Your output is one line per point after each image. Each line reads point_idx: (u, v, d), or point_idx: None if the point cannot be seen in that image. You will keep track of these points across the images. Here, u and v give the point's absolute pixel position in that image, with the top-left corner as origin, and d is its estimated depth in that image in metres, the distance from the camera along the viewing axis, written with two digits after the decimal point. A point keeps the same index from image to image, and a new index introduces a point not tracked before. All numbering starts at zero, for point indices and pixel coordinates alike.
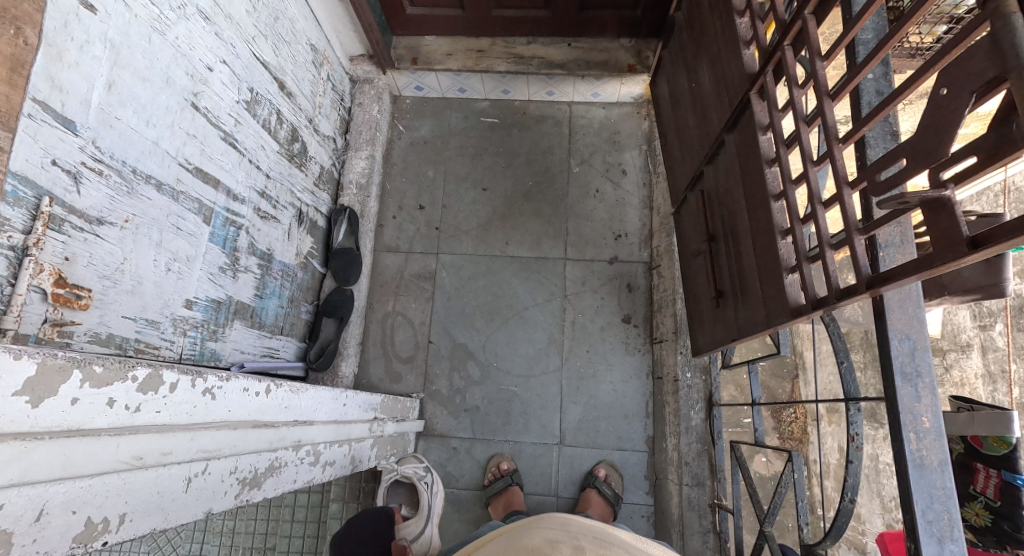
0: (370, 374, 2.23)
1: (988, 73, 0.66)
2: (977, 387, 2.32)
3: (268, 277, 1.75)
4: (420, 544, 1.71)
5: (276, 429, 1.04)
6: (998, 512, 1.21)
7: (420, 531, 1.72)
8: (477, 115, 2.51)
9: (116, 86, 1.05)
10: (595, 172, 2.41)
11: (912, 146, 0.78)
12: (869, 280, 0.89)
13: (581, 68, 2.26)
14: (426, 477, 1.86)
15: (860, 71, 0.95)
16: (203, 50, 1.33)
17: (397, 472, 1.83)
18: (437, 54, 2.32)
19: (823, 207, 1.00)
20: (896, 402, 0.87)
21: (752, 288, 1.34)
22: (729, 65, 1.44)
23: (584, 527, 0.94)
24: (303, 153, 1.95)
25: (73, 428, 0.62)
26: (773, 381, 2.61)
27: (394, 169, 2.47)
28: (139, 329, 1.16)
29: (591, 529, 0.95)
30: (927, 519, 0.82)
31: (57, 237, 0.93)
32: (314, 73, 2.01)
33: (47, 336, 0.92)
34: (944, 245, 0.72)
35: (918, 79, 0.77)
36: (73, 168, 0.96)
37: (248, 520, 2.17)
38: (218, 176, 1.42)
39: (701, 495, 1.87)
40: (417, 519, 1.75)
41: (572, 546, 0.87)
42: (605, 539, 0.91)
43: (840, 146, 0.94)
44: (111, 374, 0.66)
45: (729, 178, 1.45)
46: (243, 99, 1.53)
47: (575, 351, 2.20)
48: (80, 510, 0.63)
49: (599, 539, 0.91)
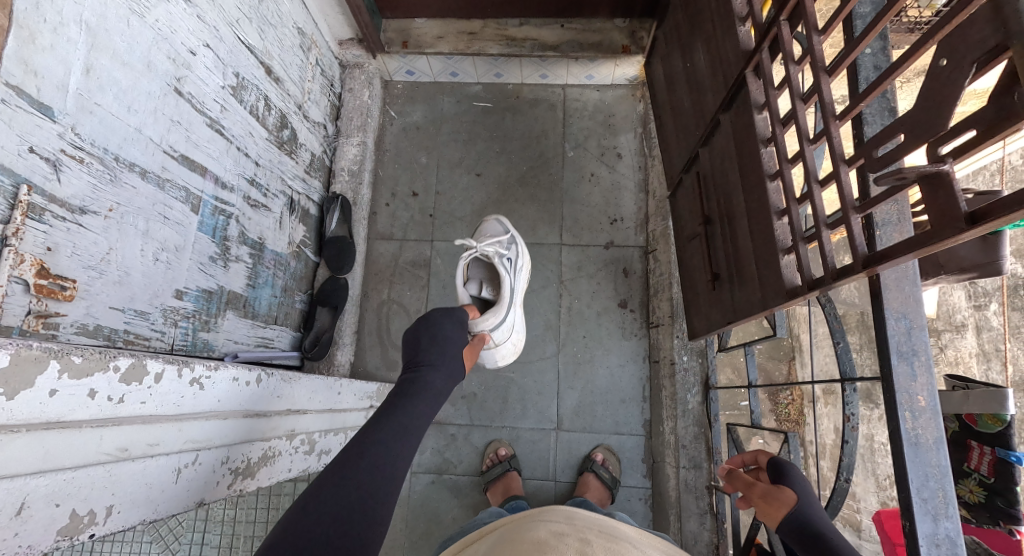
0: (367, 362, 2.22)
1: (989, 42, 0.64)
2: (972, 366, 2.33)
3: (260, 266, 1.72)
4: (498, 328, 1.66)
5: (268, 419, 1.04)
6: (991, 488, 1.22)
7: (498, 322, 1.63)
8: (470, 99, 2.47)
9: (94, 69, 1.02)
10: (590, 156, 2.39)
11: (910, 121, 0.77)
12: (865, 259, 0.88)
13: (574, 50, 2.23)
14: (508, 255, 1.66)
15: (857, 46, 0.93)
16: (185, 33, 1.29)
17: (479, 252, 1.60)
18: (428, 37, 2.27)
19: (820, 186, 0.99)
20: (892, 381, 0.87)
21: (748, 270, 1.33)
22: (724, 44, 1.42)
23: (590, 524, 0.96)
24: (292, 139, 1.91)
25: (52, 420, 0.61)
26: (770, 363, 2.62)
27: (386, 155, 2.44)
28: (128, 320, 1.14)
29: (597, 525, 0.97)
30: (922, 497, 0.82)
31: (38, 227, 0.91)
32: (303, 58, 1.96)
33: (31, 328, 0.90)
34: (942, 221, 0.71)
35: (916, 52, 0.75)
36: (52, 156, 0.94)
37: (249, 509, 2.18)
38: (205, 163, 1.39)
39: (698, 478, 1.89)
40: (497, 306, 1.62)
41: (579, 536, 0.87)
42: (611, 534, 0.93)
43: (837, 123, 0.92)
44: (91, 365, 0.65)
45: (725, 159, 1.44)
46: (228, 84, 1.50)
47: (571, 336, 2.19)
48: (64, 502, 0.63)
49: (604, 533, 0.92)
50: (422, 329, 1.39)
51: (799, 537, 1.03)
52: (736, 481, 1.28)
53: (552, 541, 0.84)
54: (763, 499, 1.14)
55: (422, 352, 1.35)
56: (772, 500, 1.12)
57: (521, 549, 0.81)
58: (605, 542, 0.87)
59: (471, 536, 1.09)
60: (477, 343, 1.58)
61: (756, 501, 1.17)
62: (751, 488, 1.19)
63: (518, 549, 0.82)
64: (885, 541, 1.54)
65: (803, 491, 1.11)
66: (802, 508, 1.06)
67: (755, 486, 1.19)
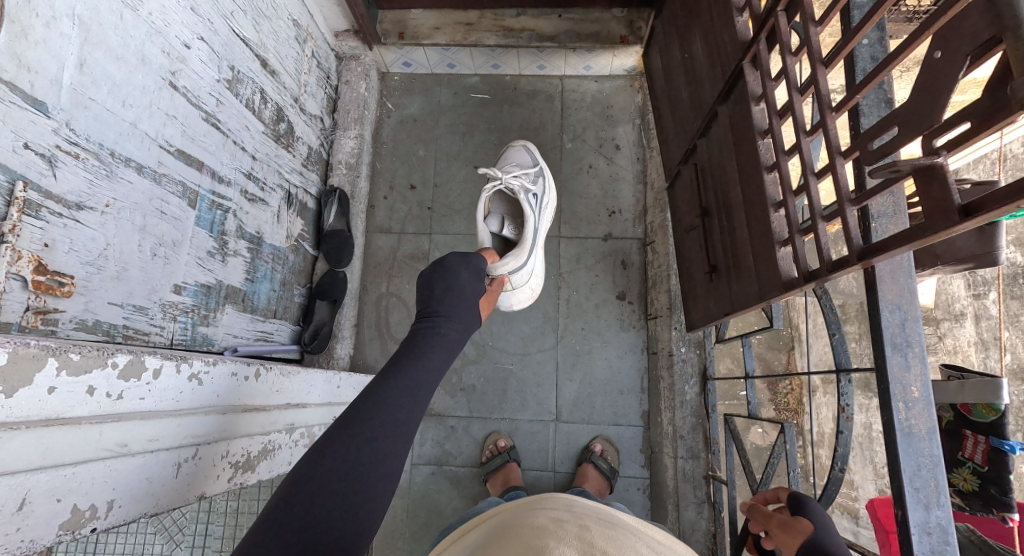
0: (366, 355, 2.23)
1: (983, 34, 0.64)
2: (970, 355, 2.33)
3: (259, 260, 1.73)
4: (518, 272, 1.65)
5: (267, 413, 1.05)
6: (985, 476, 1.23)
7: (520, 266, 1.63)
8: (467, 91, 2.46)
9: (87, 64, 1.01)
10: (588, 148, 2.38)
11: (905, 113, 0.77)
12: (861, 251, 0.88)
13: (572, 40, 2.21)
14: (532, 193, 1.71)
15: (853, 37, 0.92)
16: (179, 26, 1.28)
17: (503, 183, 1.65)
18: (425, 28, 2.25)
19: (816, 178, 0.99)
20: (886, 372, 0.87)
21: (745, 263, 1.33)
22: (721, 34, 1.41)
23: (588, 512, 0.97)
24: (289, 133, 1.91)
25: (52, 416, 0.62)
26: (769, 353, 2.63)
27: (384, 148, 2.43)
28: (127, 315, 1.14)
29: (596, 514, 0.98)
30: (914, 486, 0.83)
31: (35, 223, 0.91)
32: (298, 50, 1.95)
33: (30, 324, 0.91)
34: (938, 213, 0.71)
35: (912, 44, 0.75)
36: (47, 151, 0.94)
37: (251, 501, 2.21)
38: (201, 158, 1.39)
39: (696, 467, 1.91)
40: (518, 248, 1.61)
41: (577, 522, 0.89)
42: (611, 523, 0.94)
43: (832, 115, 0.92)
44: (89, 362, 0.66)
45: (722, 151, 1.43)
46: (224, 78, 1.49)
47: (570, 328, 2.20)
48: (66, 498, 0.64)
49: (603, 521, 0.93)
50: (436, 273, 1.34)
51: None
52: (756, 515, 1.26)
53: (552, 528, 0.85)
54: (782, 531, 1.14)
55: (435, 301, 1.30)
56: (790, 530, 1.12)
57: (521, 536, 0.82)
58: (602, 527, 0.88)
59: (470, 523, 1.10)
60: (495, 287, 1.58)
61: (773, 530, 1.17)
62: (771, 521, 1.19)
63: (518, 535, 0.82)
64: (879, 528, 1.56)
65: (822, 522, 1.10)
66: (819, 534, 1.06)
67: (774, 519, 1.19)
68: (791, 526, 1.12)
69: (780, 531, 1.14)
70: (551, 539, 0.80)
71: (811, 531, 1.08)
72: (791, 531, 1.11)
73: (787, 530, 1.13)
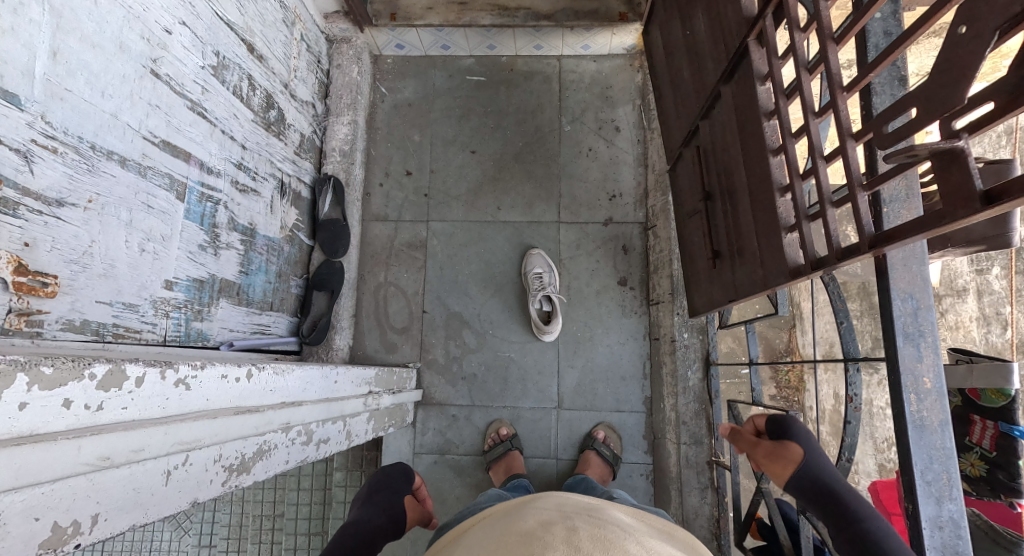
0: (365, 345, 2.21)
1: (1013, 7, 0.59)
2: (971, 330, 2.30)
3: (253, 252, 1.69)
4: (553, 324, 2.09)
5: (262, 414, 1.03)
6: (992, 462, 1.22)
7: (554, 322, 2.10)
8: (462, 73, 2.39)
9: (61, 52, 0.96)
10: (587, 130, 2.32)
11: (920, 94, 0.73)
12: (872, 239, 0.84)
13: (570, 19, 2.13)
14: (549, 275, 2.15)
15: (869, 10, 0.87)
16: (157, 11, 1.22)
17: (541, 270, 2.11)
18: (417, 9, 2.17)
19: (825, 162, 0.94)
20: (898, 362, 0.84)
21: (750, 248, 1.30)
22: (726, 9, 1.34)
23: (579, 510, 0.95)
24: (280, 120, 1.85)
25: (25, 433, 0.60)
26: (771, 333, 2.62)
27: (378, 134, 2.37)
28: (116, 313, 1.11)
29: (585, 509, 0.97)
30: (926, 479, 0.81)
31: (13, 222, 0.88)
32: (286, 33, 1.88)
33: (14, 326, 0.89)
34: (955, 202, 0.67)
35: (932, 16, 0.70)
36: (22, 147, 0.90)
37: (257, 489, 2.21)
38: (188, 148, 1.34)
39: (699, 453, 1.91)
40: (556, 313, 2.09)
41: (564, 524, 0.86)
42: (597, 517, 0.92)
43: (844, 95, 0.87)
44: (63, 375, 0.64)
45: (725, 133, 1.38)
46: (209, 64, 1.43)
47: (571, 316, 2.18)
48: (44, 516, 0.62)
49: (593, 518, 0.91)
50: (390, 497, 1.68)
51: (813, 490, 1.16)
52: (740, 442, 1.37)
53: (539, 532, 0.83)
54: (769, 458, 1.25)
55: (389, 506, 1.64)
56: (781, 460, 1.23)
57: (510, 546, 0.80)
58: (589, 525, 0.87)
59: (458, 528, 1.08)
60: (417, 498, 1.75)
61: (760, 459, 1.28)
62: (756, 447, 1.30)
63: (507, 544, 0.81)
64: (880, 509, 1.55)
65: (805, 443, 1.23)
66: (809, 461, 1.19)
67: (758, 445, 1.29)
68: (779, 452, 1.24)
69: (771, 456, 1.25)
70: (538, 546, 0.78)
71: (802, 456, 1.20)
72: (782, 457, 1.22)
73: (776, 458, 1.24)
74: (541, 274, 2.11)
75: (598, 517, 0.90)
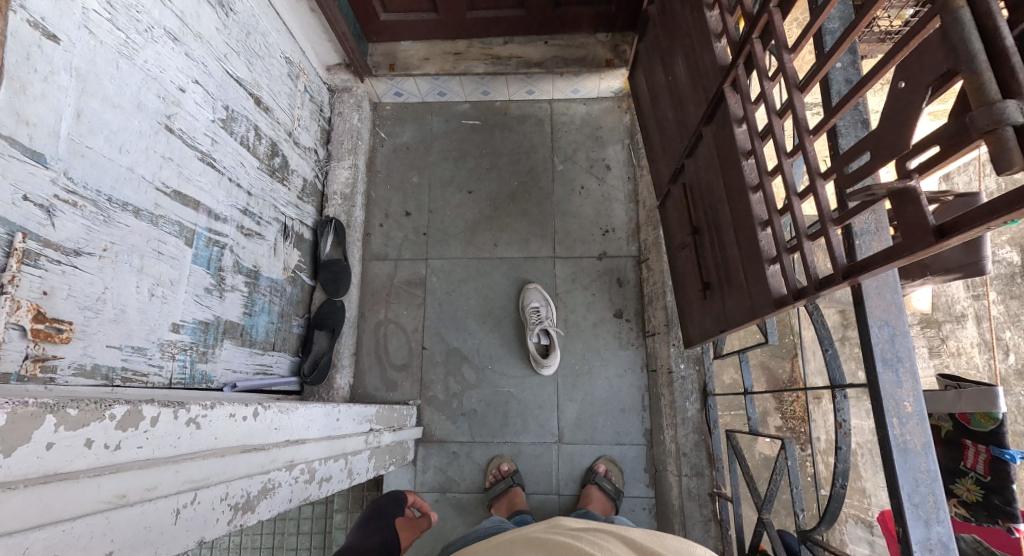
0: (366, 383, 2.22)
1: (941, 66, 0.67)
2: (973, 356, 2.38)
3: (256, 293, 1.73)
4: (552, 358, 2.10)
5: (267, 452, 1.06)
6: (988, 486, 1.24)
7: (552, 356, 2.11)
8: (459, 118, 2.50)
9: (84, 114, 1.04)
10: (579, 168, 2.42)
11: (876, 140, 0.80)
12: (845, 269, 0.89)
13: (559, 65, 2.25)
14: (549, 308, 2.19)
15: (828, 61, 0.94)
16: (173, 72, 1.31)
17: (536, 303, 2.16)
18: (415, 59, 2.30)
19: (798, 200, 1.01)
20: (879, 388, 0.89)
21: (736, 277, 1.34)
22: (703, 57, 1.44)
23: (576, 536, 0.97)
24: (284, 166, 1.93)
25: (50, 472, 0.64)
26: (771, 362, 2.63)
27: (378, 177, 2.46)
28: (126, 357, 1.15)
29: (590, 535, 0.98)
30: (912, 502, 0.84)
31: (34, 272, 0.93)
32: (291, 86, 1.99)
33: (30, 372, 0.93)
34: (916, 234, 0.73)
35: (879, 73, 0.78)
36: (46, 202, 0.96)
37: (254, 535, 2.18)
38: (197, 197, 1.40)
39: (701, 484, 1.90)
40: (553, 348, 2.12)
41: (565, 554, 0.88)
42: (600, 542, 0.94)
43: (810, 138, 0.94)
44: (86, 416, 0.69)
45: (710, 170, 1.46)
46: (219, 117, 1.52)
47: (569, 348, 2.21)
48: (64, 553, 0.64)
49: (596, 542, 0.93)
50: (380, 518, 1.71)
51: None
52: None
53: None
54: None
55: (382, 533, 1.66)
56: None
57: None
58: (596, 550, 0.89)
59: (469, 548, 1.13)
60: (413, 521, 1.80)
61: None
62: None
63: None
64: (888, 540, 1.52)
65: None
66: None
67: None
68: None
69: None
70: None
71: None
72: None
73: None
74: (536, 307, 2.15)
75: (603, 543, 0.93)
